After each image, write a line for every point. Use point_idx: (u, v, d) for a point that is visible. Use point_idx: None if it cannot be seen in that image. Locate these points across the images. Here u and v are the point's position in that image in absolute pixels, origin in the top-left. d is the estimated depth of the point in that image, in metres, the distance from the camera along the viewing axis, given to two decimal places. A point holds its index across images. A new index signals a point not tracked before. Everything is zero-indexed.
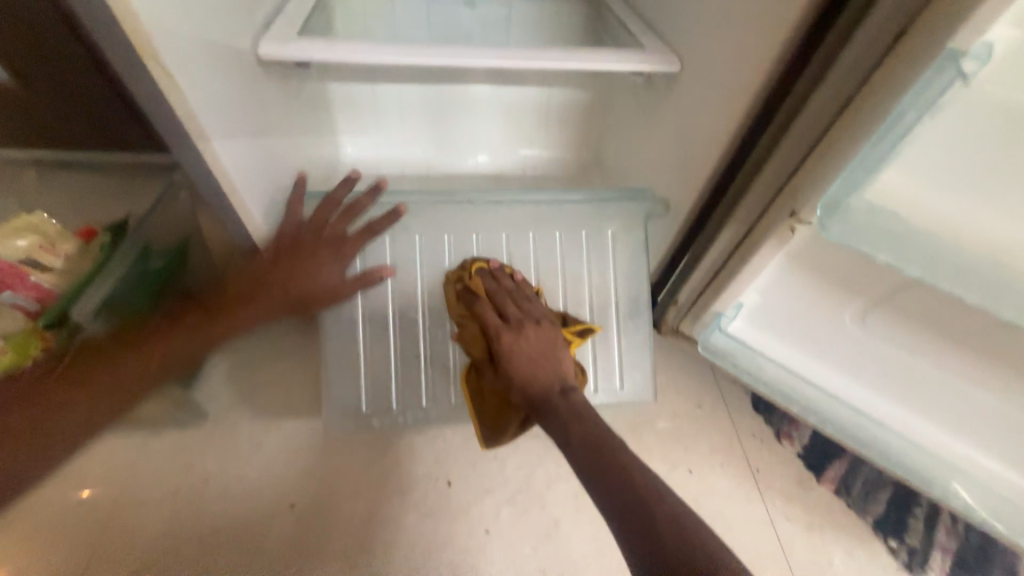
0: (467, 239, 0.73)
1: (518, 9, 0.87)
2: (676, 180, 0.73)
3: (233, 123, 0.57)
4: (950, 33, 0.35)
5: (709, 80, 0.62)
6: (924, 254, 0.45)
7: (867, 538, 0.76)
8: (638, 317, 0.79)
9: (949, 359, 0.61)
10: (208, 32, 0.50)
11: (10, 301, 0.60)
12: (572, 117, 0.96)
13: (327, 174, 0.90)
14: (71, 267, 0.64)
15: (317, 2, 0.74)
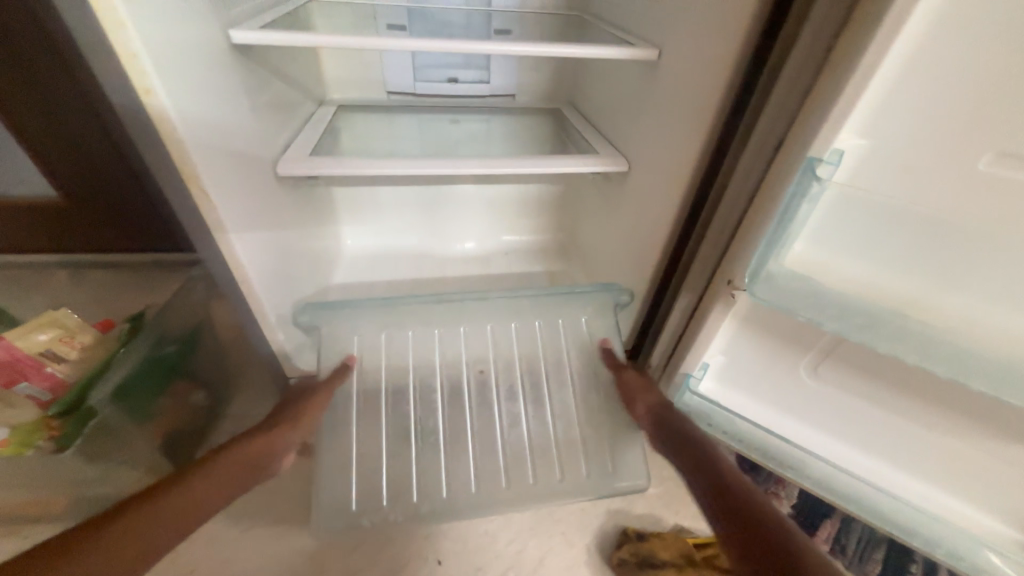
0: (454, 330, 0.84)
1: (495, 124, 1.05)
2: (635, 259, 0.84)
3: (258, 226, 0.67)
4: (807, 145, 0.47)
5: (650, 177, 0.76)
6: (839, 313, 0.54)
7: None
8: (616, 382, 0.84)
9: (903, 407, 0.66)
10: (245, 158, 0.63)
11: (26, 390, 0.69)
12: (545, 207, 1.10)
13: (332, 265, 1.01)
14: (83, 358, 0.73)
15: (326, 128, 0.90)
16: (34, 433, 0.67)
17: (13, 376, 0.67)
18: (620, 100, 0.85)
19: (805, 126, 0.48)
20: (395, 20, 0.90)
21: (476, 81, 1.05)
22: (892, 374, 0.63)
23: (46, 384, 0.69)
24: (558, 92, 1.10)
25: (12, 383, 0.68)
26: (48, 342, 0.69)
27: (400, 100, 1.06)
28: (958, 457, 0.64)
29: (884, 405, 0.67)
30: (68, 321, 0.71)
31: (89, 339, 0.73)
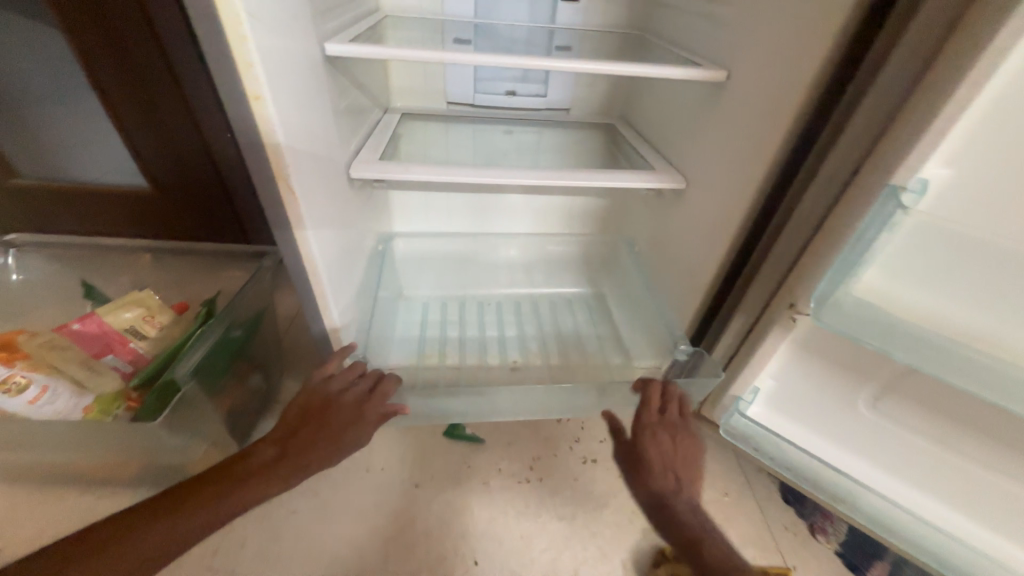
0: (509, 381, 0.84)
1: (547, 136, 1.08)
2: (684, 278, 0.84)
3: (330, 224, 0.71)
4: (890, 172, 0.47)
5: (707, 197, 0.76)
6: (908, 345, 0.52)
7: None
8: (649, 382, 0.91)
9: (972, 446, 0.63)
10: (324, 161, 0.67)
11: (112, 361, 0.76)
12: (592, 220, 1.12)
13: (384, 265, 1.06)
14: (161, 336, 0.80)
15: (390, 134, 0.94)
16: (112, 402, 0.71)
17: (104, 347, 0.76)
18: (678, 120, 0.85)
19: (886, 152, 0.48)
20: (462, 35, 0.94)
21: (533, 95, 1.08)
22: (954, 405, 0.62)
23: (129, 358, 0.77)
24: (612, 107, 1.11)
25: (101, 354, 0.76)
26: (132, 319, 0.78)
27: (458, 110, 1.09)
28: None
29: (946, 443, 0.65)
30: (151, 302, 0.80)
31: (167, 320, 0.81)
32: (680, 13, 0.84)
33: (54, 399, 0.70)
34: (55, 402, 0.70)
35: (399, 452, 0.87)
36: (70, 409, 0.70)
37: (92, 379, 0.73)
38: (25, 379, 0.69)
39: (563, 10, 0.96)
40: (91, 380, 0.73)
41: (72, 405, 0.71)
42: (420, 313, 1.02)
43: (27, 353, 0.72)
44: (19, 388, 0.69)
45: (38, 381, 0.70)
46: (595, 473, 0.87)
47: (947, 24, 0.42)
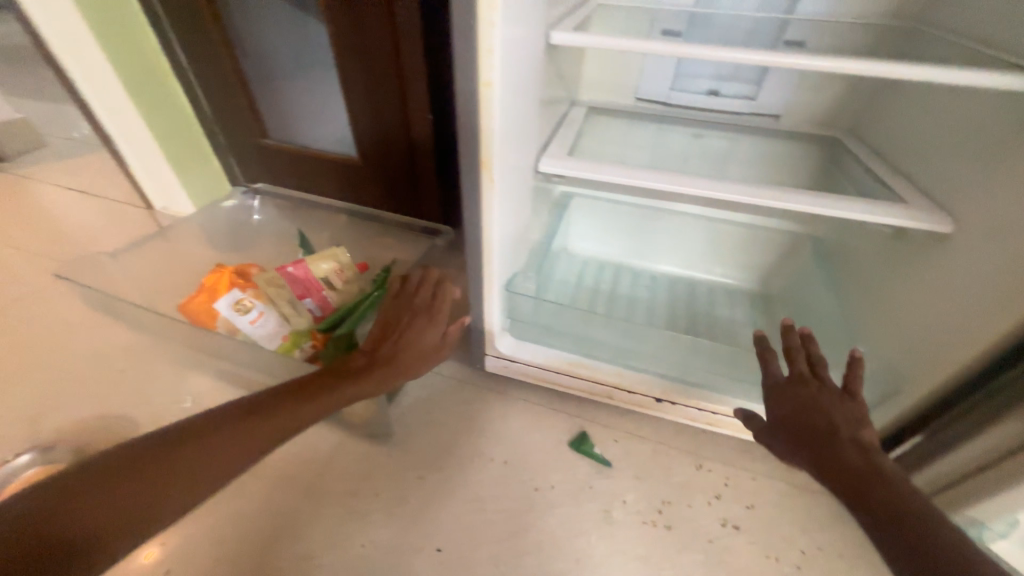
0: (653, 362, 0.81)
1: (745, 145, 0.94)
2: (921, 344, 0.65)
3: (512, 212, 0.71)
4: None
5: (995, 250, 0.56)
6: None
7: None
8: None
9: None
10: (522, 149, 0.67)
11: (309, 305, 0.88)
12: (779, 248, 0.95)
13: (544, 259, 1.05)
14: (346, 289, 0.90)
15: (576, 126, 0.91)
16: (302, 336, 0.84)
17: (304, 291, 0.88)
18: (955, 140, 0.65)
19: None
20: (673, 26, 0.86)
21: (739, 96, 0.95)
22: None
23: (319, 303, 0.88)
24: (840, 117, 0.92)
25: (302, 296, 0.87)
26: (327, 271, 0.88)
27: (646, 107, 1.01)
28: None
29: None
30: (342, 258, 0.91)
31: (351, 275, 0.90)
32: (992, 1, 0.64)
33: (265, 323, 0.83)
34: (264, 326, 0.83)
35: (523, 450, 0.85)
36: (274, 335, 0.83)
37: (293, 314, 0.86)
38: (250, 302, 0.81)
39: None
40: (292, 315, 0.86)
41: (275, 332, 0.83)
42: (578, 271, 1.06)
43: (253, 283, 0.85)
44: (245, 308, 0.81)
45: (258, 305, 0.82)
46: (736, 543, 0.74)
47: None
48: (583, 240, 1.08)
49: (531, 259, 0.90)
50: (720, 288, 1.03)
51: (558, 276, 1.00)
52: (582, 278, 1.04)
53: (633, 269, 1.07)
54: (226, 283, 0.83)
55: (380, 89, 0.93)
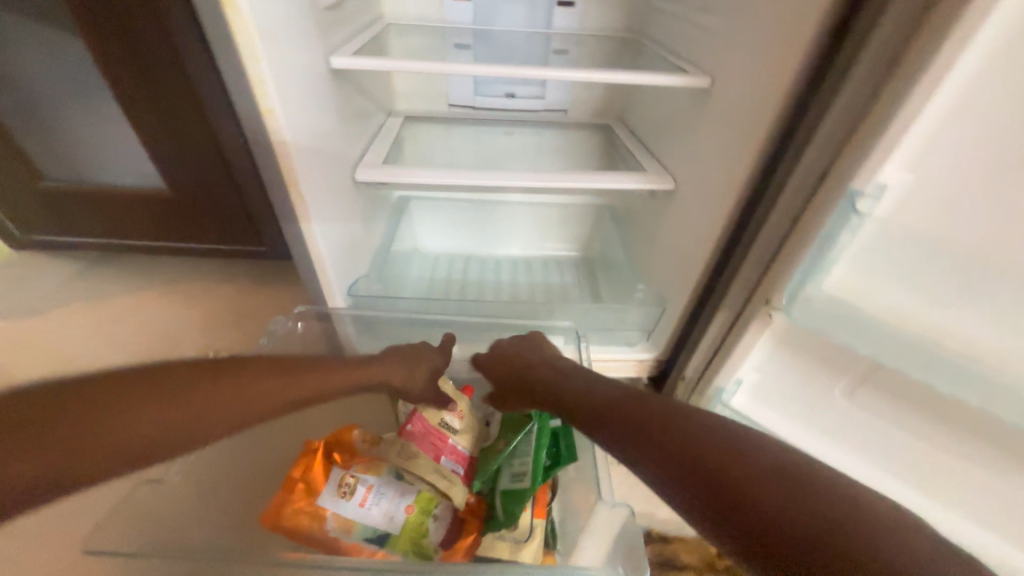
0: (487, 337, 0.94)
1: (545, 137, 1.11)
2: (671, 275, 0.87)
3: (335, 224, 0.76)
4: (846, 177, 0.52)
5: (694, 198, 0.78)
6: (893, 348, 0.58)
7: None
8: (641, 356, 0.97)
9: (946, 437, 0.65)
10: (331, 163, 0.72)
11: (449, 464, 0.71)
12: (588, 218, 1.15)
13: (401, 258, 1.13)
14: (467, 427, 0.76)
15: (395, 139, 0.99)
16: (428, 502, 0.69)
17: (433, 451, 0.71)
18: (668, 122, 0.88)
19: (867, 141, 0.50)
20: (460, 40, 0.99)
21: (532, 96, 1.11)
22: (925, 400, 0.65)
23: (455, 456, 0.72)
24: (611, 107, 1.13)
25: (437, 458, 0.71)
26: (444, 411, 0.74)
27: (458, 112, 1.14)
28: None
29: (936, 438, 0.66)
30: (451, 390, 0.77)
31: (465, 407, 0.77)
32: (672, 18, 0.86)
33: (379, 500, 0.69)
34: (380, 501, 0.69)
35: None
36: (393, 510, 0.69)
37: (443, 483, 0.68)
38: (356, 478, 0.69)
39: (559, 14, 0.99)
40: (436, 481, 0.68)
41: (394, 504, 0.69)
42: (430, 265, 1.15)
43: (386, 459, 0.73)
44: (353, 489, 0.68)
45: (364, 479, 0.69)
46: None
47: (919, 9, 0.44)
48: (428, 239, 1.17)
49: (375, 263, 0.95)
50: (552, 260, 1.20)
51: (409, 275, 1.08)
52: (436, 273, 1.13)
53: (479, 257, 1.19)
54: (322, 466, 0.69)
55: (178, 118, 0.89)
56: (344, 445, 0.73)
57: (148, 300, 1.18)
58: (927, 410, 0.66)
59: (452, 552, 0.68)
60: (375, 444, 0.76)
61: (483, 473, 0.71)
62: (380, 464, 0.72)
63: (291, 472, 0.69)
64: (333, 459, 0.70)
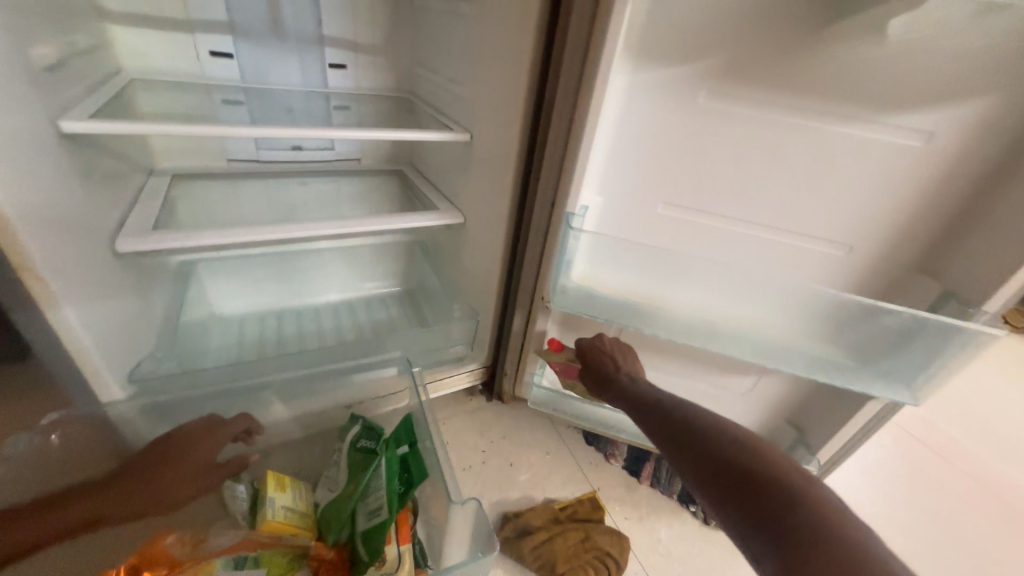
0: (318, 387, 0.92)
1: (343, 185, 1.16)
2: (478, 292, 1.03)
3: (95, 303, 0.66)
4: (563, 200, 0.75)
5: (479, 225, 0.95)
6: (626, 314, 0.82)
7: (686, 515, 0.97)
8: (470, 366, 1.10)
9: (672, 366, 0.95)
10: (77, 234, 0.62)
11: None
12: (400, 254, 1.24)
13: (197, 328, 1.00)
14: None
15: (164, 200, 0.90)
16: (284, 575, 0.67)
17: None
18: (448, 166, 1.05)
19: (569, 175, 0.73)
20: (230, 96, 0.97)
21: (321, 148, 1.15)
22: (657, 345, 0.92)
23: None
24: (401, 155, 1.26)
25: None
26: None
27: (241, 167, 1.09)
28: (709, 390, 0.96)
29: (663, 367, 0.96)
30: None
31: None
32: (432, 84, 1.05)
33: None
34: None
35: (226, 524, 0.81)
36: None
37: None
38: None
39: (333, 75, 1.08)
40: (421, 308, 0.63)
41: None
42: (235, 330, 1.05)
43: (217, 555, 0.66)
44: None
45: None
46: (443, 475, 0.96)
47: (574, 92, 0.69)
48: (226, 302, 1.07)
49: (160, 341, 0.83)
50: (374, 298, 1.23)
51: (209, 347, 0.97)
52: (243, 335, 1.04)
53: (294, 309, 1.14)
54: None
55: None
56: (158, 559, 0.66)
57: None
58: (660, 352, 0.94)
59: None
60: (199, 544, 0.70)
61: (336, 521, 0.71)
62: (208, 563, 0.65)
63: None
64: None
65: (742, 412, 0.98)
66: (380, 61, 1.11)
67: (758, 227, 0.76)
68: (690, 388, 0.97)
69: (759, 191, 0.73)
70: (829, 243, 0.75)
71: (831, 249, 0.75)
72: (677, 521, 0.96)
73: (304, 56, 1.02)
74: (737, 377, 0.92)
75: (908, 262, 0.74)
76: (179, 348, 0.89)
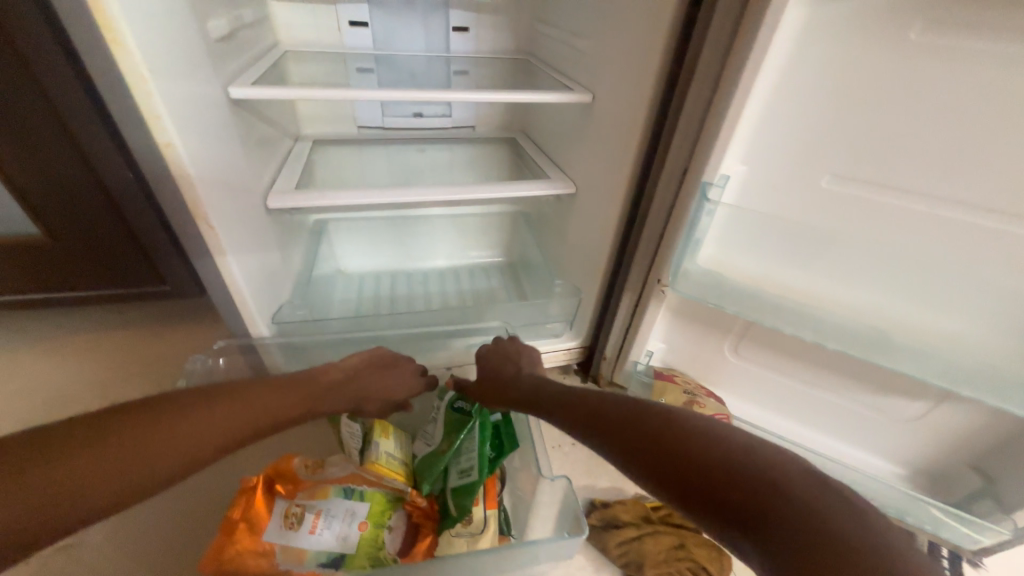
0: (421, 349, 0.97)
1: (457, 152, 1.17)
2: (582, 269, 0.97)
3: (250, 251, 0.76)
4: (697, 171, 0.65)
5: (591, 198, 0.89)
6: (760, 309, 0.70)
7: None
8: (568, 345, 1.06)
9: (809, 375, 0.80)
10: (239, 190, 0.72)
11: None
12: (505, 224, 1.23)
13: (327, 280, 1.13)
14: None
15: (305, 162, 1.00)
16: (383, 513, 0.72)
17: None
18: (562, 133, 0.99)
19: (708, 142, 0.62)
20: (363, 64, 1.02)
21: (439, 115, 1.17)
22: (796, 348, 0.78)
23: None
24: (514, 121, 1.22)
25: None
26: None
27: (369, 133, 1.17)
28: (854, 409, 0.80)
29: (798, 374, 0.81)
30: None
31: None
32: (553, 43, 0.98)
33: (330, 523, 0.69)
34: (331, 527, 0.69)
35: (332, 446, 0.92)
36: (347, 531, 0.69)
37: None
38: (302, 508, 0.69)
39: (455, 39, 1.07)
40: None
41: (348, 524, 0.69)
42: (356, 285, 1.16)
43: (331, 481, 0.72)
44: (300, 518, 0.68)
45: (311, 507, 0.70)
46: None
47: (729, 37, 0.57)
48: (351, 259, 1.18)
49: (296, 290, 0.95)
50: (478, 267, 1.25)
51: (334, 300, 1.08)
52: (361, 292, 1.13)
53: (405, 271, 1.22)
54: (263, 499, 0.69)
55: (56, 159, 0.84)
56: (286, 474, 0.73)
57: (30, 357, 1.05)
58: (797, 357, 0.79)
59: (411, 555, 0.71)
60: (319, 468, 0.75)
61: (431, 476, 0.74)
62: (326, 487, 0.71)
63: (228, 513, 0.68)
64: (275, 491, 0.71)
65: (902, 443, 0.79)
66: (501, 22, 1.07)
67: (976, 212, 0.57)
68: (828, 403, 0.82)
69: (986, 164, 0.54)
70: None
71: None
72: None
73: (429, 21, 1.03)
74: (900, 400, 0.74)
75: None
76: (312, 296, 1.01)
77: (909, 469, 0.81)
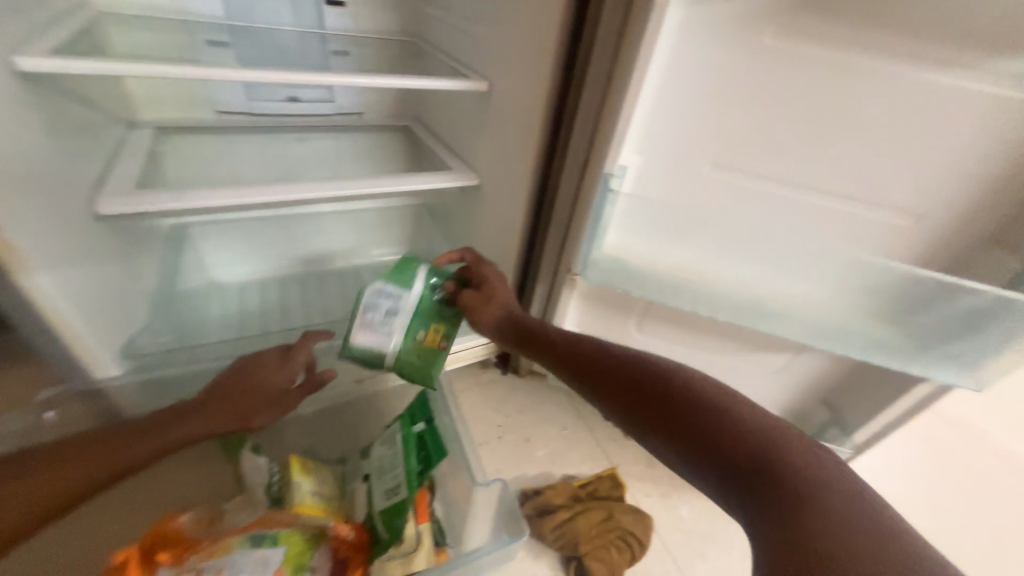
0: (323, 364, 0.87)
1: (344, 142, 1.06)
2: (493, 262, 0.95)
3: (76, 271, 0.59)
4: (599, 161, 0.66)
5: (497, 188, 0.87)
6: (661, 289, 0.75)
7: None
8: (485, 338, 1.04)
9: (701, 342, 0.89)
10: (47, 194, 0.55)
11: None
12: (408, 219, 1.15)
13: (196, 296, 0.95)
14: None
15: (146, 155, 0.81)
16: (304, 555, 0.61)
17: None
18: (461, 121, 0.94)
19: (607, 132, 0.64)
20: (214, 36, 0.86)
21: (319, 99, 1.04)
22: (690, 320, 0.86)
23: None
24: (406, 108, 1.14)
25: None
26: None
27: (231, 120, 0.99)
28: (737, 367, 0.91)
29: (692, 343, 0.90)
30: None
31: None
32: (443, 25, 0.92)
33: None
34: None
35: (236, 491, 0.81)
36: None
37: None
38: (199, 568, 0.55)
39: (329, 13, 0.95)
40: None
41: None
42: (236, 297, 1.00)
43: (234, 534, 0.60)
44: None
45: (210, 566, 0.56)
46: None
47: (619, 28, 0.58)
48: (224, 268, 1.01)
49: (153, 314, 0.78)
50: (381, 266, 1.16)
51: (207, 319, 0.91)
52: (243, 306, 0.98)
53: (296, 277, 1.08)
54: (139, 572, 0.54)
55: None
56: (173, 536, 0.61)
57: None
58: (692, 328, 0.87)
59: None
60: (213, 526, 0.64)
61: None
62: (229, 540, 0.59)
63: None
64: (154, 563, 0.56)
65: (773, 391, 0.93)
66: None
67: (818, 193, 0.68)
68: (717, 365, 0.92)
69: (825, 151, 0.64)
70: (898, 212, 0.67)
71: (899, 219, 0.68)
72: (698, 498, 0.93)
73: None
74: (771, 355, 0.87)
75: (985, 233, 0.66)
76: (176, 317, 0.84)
77: (779, 411, 0.96)
